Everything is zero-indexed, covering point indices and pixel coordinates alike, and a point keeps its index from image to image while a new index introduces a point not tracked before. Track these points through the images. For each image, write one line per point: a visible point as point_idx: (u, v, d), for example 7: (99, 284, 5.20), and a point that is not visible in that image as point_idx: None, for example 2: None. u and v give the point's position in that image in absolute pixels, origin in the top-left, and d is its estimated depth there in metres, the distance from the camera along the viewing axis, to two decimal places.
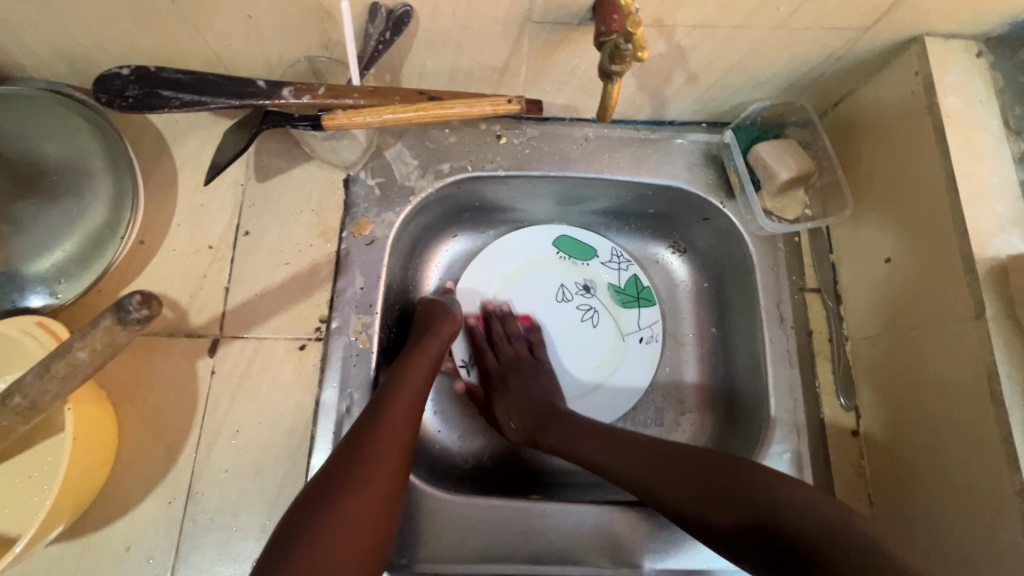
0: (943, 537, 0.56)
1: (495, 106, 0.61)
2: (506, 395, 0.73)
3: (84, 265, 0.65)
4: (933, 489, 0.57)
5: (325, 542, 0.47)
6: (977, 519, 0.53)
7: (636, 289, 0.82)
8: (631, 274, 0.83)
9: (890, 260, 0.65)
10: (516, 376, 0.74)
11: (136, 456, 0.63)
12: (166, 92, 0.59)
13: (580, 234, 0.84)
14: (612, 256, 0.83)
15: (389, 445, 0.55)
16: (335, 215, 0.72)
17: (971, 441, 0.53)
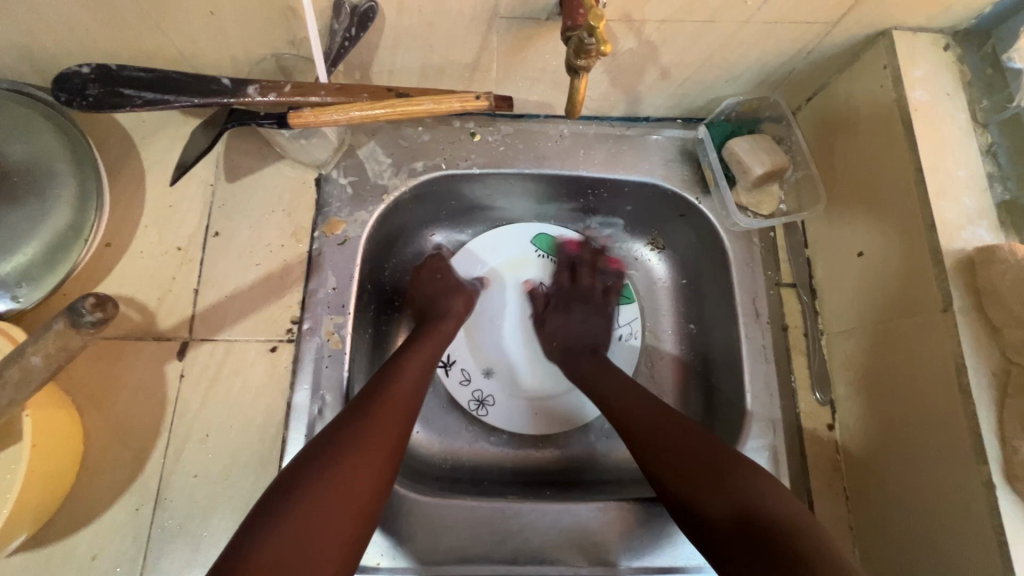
0: (917, 530, 0.56)
1: (463, 103, 0.61)
2: (564, 318, 0.78)
3: (48, 268, 0.63)
4: (907, 481, 0.57)
5: (299, 536, 0.46)
6: (948, 510, 0.53)
7: (614, 286, 0.82)
8: (609, 271, 0.83)
9: (863, 254, 0.65)
10: (582, 310, 0.78)
11: (103, 462, 0.61)
12: (127, 90, 0.58)
13: (559, 231, 0.84)
14: (590, 253, 0.83)
15: (380, 439, 0.54)
16: (306, 215, 0.71)
17: (942, 432, 0.53)
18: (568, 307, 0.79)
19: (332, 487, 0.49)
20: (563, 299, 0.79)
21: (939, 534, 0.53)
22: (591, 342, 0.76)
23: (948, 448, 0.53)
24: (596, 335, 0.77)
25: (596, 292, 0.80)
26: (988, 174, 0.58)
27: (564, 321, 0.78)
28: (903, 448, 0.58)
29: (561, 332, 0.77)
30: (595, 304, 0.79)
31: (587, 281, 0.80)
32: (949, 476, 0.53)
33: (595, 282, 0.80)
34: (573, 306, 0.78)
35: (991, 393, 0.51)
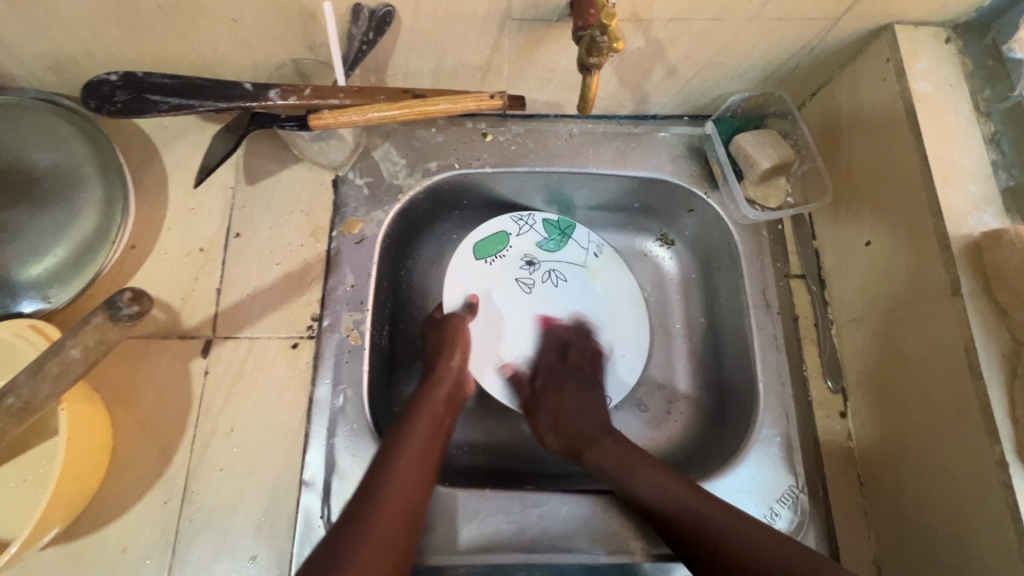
0: (934, 511, 0.56)
1: (478, 102, 0.63)
2: (562, 398, 0.72)
3: (76, 270, 0.65)
4: (922, 463, 0.58)
5: None
6: (964, 490, 0.53)
7: (556, 227, 0.83)
8: (540, 219, 0.83)
9: (870, 243, 0.66)
10: (574, 386, 0.73)
11: (131, 457, 0.63)
12: (154, 97, 0.60)
13: (482, 231, 0.81)
14: (518, 223, 0.83)
15: (402, 488, 0.56)
16: (325, 215, 0.73)
17: (957, 416, 0.54)
18: (560, 382, 0.73)
19: (359, 556, 0.50)
20: (551, 384, 0.73)
21: (955, 512, 0.54)
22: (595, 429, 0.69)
23: (963, 432, 0.53)
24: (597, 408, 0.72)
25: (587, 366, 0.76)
26: (992, 161, 0.59)
27: (565, 396, 0.72)
28: (917, 435, 0.59)
29: (559, 410, 0.71)
30: (586, 380, 0.74)
31: (580, 357, 0.76)
32: (966, 458, 0.53)
33: (583, 354, 0.77)
34: (568, 381, 0.73)
35: (1001, 373, 0.52)
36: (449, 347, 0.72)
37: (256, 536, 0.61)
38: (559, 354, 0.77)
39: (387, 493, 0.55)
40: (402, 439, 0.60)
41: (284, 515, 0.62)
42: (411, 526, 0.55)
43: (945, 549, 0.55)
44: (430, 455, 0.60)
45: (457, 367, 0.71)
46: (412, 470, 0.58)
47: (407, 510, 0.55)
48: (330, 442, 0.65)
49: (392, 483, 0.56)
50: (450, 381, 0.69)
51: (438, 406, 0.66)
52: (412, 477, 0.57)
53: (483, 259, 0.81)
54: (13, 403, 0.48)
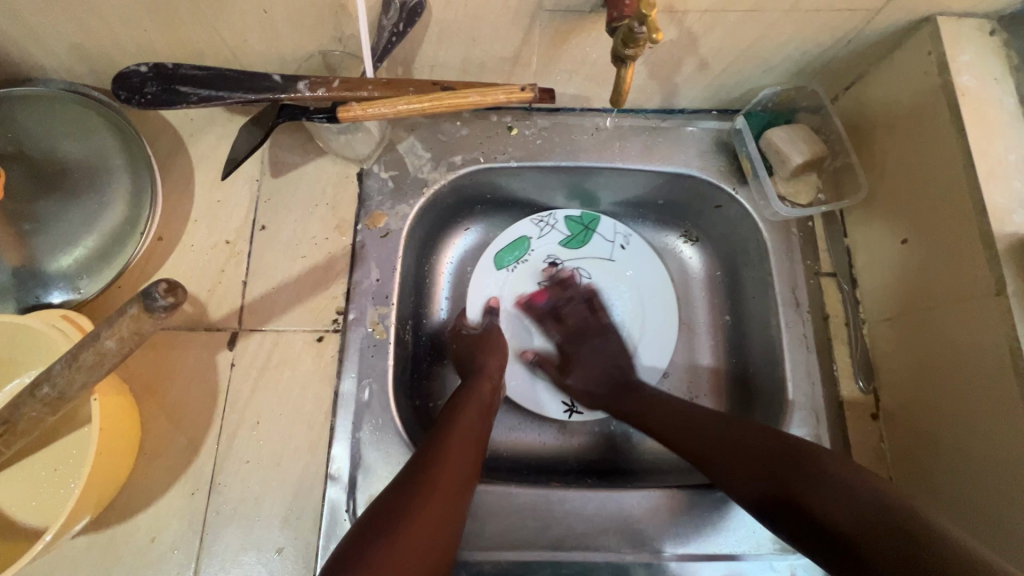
0: (971, 505, 0.56)
1: (508, 95, 0.62)
2: (584, 362, 0.76)
3: (104, 262, 0.66)
4: (959, 455, 0.57)
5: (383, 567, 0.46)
6: (1003, 480, 0.52)
7: (579, 225, 0.83)
8: (563, 218, 0.83)
9: (906, 241, 0.65)
10: (586, 343, 0.78)
11: (159, 448, 0.63)
12: (184, 88, 0.60)
13: (501, 240, 0.82)
14: (537, 225, 0.83)
15: (450, 469, 0.55)
16: (349, 209, 0.73)
17: (997, 403, 0.53)
18: (580, 349, 0.78)
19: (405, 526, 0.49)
20: (573, 347, 0.78)
21: (994, 503, 0.53)
22: (615, 368, 0.75)
23: (1002, 420, 0.53)
24: (618, 358, 0.77)
25: (591, 316, 0.80)
26: None
27: (586, 364, 0.76)
28: (953, 425, 0.58)
29: (590, 378, 0.75)
30: (597, 331, 0.79)
31: (575, 309, 0.80)
32: (1007, 449, 0.52)
33: (580, 307, 0.80)
34: (583, 347, 0.78)
35: None
36: (493, 348, 0.73)
37: (281, 529, 0.61)
38: (557, 316, 0.81)
39: (436, 472, 0.55)
40: (451, 427, 0.61)
41: (311, 507, 0.62)
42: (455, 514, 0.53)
43: (981, 535, 0.54)
44: (477, 442, 0.61)
45: (497, 364, 0.71)
46: (462, 454, 0.58)
47: (456, 490, 0.55)
48: (355, 436, 0.64)
49: (445, 463, 0.56)
50: (494, 378, 0.69)
51: (485, 399, 0.66)
52: (462, 458, 0.58)
53: (504, 269, 0.82)
54: (49, 392, 0.48)
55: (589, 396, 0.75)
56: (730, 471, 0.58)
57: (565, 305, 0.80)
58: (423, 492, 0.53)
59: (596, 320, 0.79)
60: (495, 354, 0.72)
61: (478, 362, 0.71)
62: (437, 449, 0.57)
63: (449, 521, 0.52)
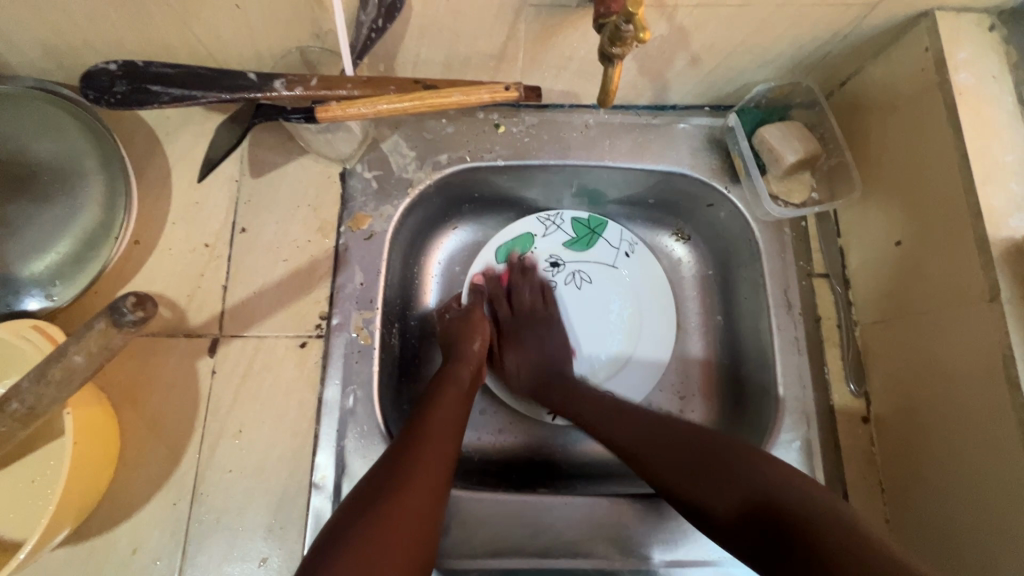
0: (964, 498, 0.55)
1: (493, 94, 0.59)
2: (519, 349, 0.75)
3: (79, 266, 0.64)
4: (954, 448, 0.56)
5: (362, 559, 0.44)
6: (994, 480, 0.52)
7: (585, 225, 0.82)
8: (571, 219, 0.82)
9: (900, 243, 0.63)
10: (531, 331, 0.76)
11: (139, 457, 0.62)
12: (155, 87, 0.58)
13: (505, 233, 0.81)
14: (543, 224, 0.82)
15: (432, 454, 0.55)
16: (332, 210, 0.71)
17: (992, 399, 0.52)
18: (519, 331, 0.77)
19: (387, 518, 0.48)
20: (516, 327, 0.78)
21: (985, 498, 0.53)
22: (552, 363, 0.74)
23: (993, 409, 0.52)
24: (559, 353, 0.75)
25: (540, 305, 0.79)
26: None
27: (523, 348, 0.75)
28: (944, 417, 0.57)
29: (522, 363, 0.75)
30: (541, 322, 0.78)
31: (530, 297, 0.79)
32: (1001, 448, 0.51)
33: (535, 288, 0.79)
34: (523, 331, 0.77)
35: None
36: (471, 333, 0.72)
37: (266, 538, 0.60)
38: (509, 303, 0.80)
39: (418, 461, 0.53)
40: (431, 415, 0.59)
41: (295, 517, 0.61)
42: (437, 501, 0.52)
43: (970, 540, 0.54)
44: (457, 427, 0.60)
45: (480, 351, 0.71)
46: (442, 439, 0.57)
47: (437, 474, 0.54)
48: (340, 445, 0.63)
49: (426, 448, 0.55)
50: (473, 364, 0.69)
51: (465, 384, 0.66)
52: (442, 440, 0.57)
53: (505, 263, 0.81)
54: (17, 408, 0.47)
55: (518, 378, 0.75)
56: (713, 496, 0.53)
57: (524, 288, 0.79)
58: (404, 478, 0.51)
59: (542, 309, 0.79)
60: (478, 336, 0.72)
61: (456, 350, 0.70)
62: (416, 434, 0.56)
63: (428, 508, 0.51)
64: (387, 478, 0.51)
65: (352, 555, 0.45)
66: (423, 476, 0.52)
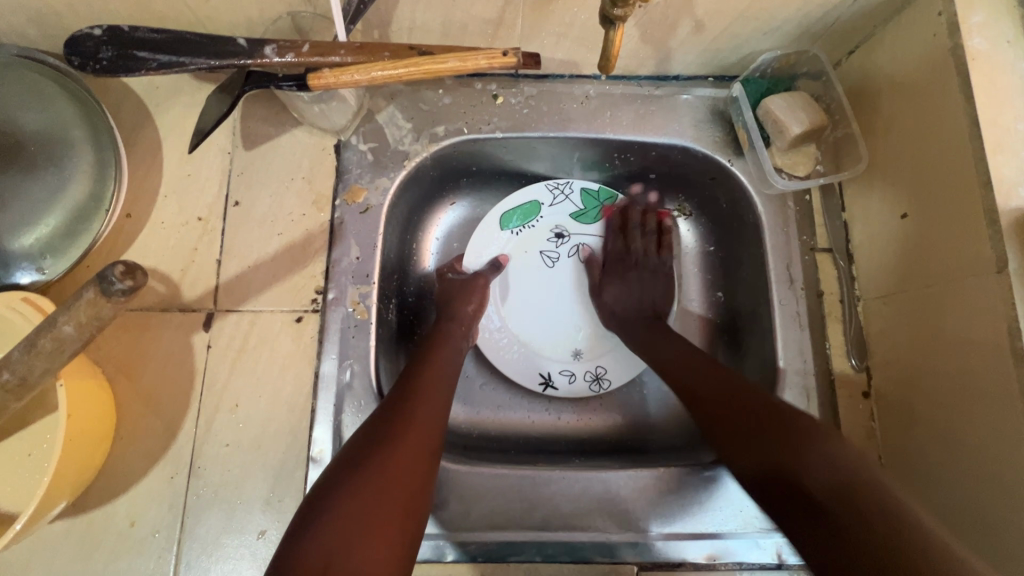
0: (967, 473, 0.54)
1: (490, 59, 0.57)
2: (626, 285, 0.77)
3: (70, 240, 0.63)
4: (957, 424, 0.56)
5: (351, 519, 0.44)
6: (996, 456, 0.51)
7: (594, 199, 0.80)
8: (580, 190, 0.80)
9: (906, 216, 0.62)
10: (635, 272, 0.77)
11: (135, 432, 0.62)
12: (141, 53, 0.56)
13: (512, 199, 0.79)
14: (551, 192, 0.80)
15: (421, 413, 0.54)
16: (327, 182, 0.69)
17: (995, 373, 0.51)
18: (627, 272, 0.78)
19: (375, 477, 0.47)
20: (614, 266, 0.78)
21: (995, 470, 0.52)
22: (653, 305, 0.76)
23: (997, 384, 0.51)
24: (654, 296, 0.76)
25: (652, 250, 0.79)
26: None
27: (622, 285, 0.77)
28: (947, 392, 0.57)
29: (623, 300, 0.76)
30: (660, 274, 0.78)
31: (644, 239, 0.79)
32: (1004, 422, 0.51)
33: (652, 236, 0.79)
34: (631, 271, 0.77)
35: None
36: (467, 295, 0.71)
37: (265, 511, 0.60)
38: (621, 239, 0.80)
39: (409, 421, 0.52)
40: (421, 376, 0.59)
41: (293, 490, 0.61)
42: (431, 461, 0.51)
43: (970, 514, 0.54)
44: (446, 387, 0.59)
45: (474, 314, 0.70)
46: (431, 400, 0.56)
47: (427, 434, 0.52)
48: (337, 419, 0.63)
49: (416, 409, 0.54)
50: (465, 325, 0.69)
51: (456, 344, 0.66)
52: (431, 401, 0.56)
53: (509, 230, 0.79)
54: (8, 379, 0.46)
55: (609, 313, 0.76)
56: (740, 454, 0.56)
57: (640, 230, 0.79)
58: (394, 438, 0.50)
59: (655, 254, 0.79)
60: (474, 299, 0.71)
61: (449, 310, 0.69)
62: (405, 396, 0.55)
63: (421, 466, 0.50)
64: (376, 438, 0.51)
65: (340, 515, 0.44)
66: (415, 434, 0.52)
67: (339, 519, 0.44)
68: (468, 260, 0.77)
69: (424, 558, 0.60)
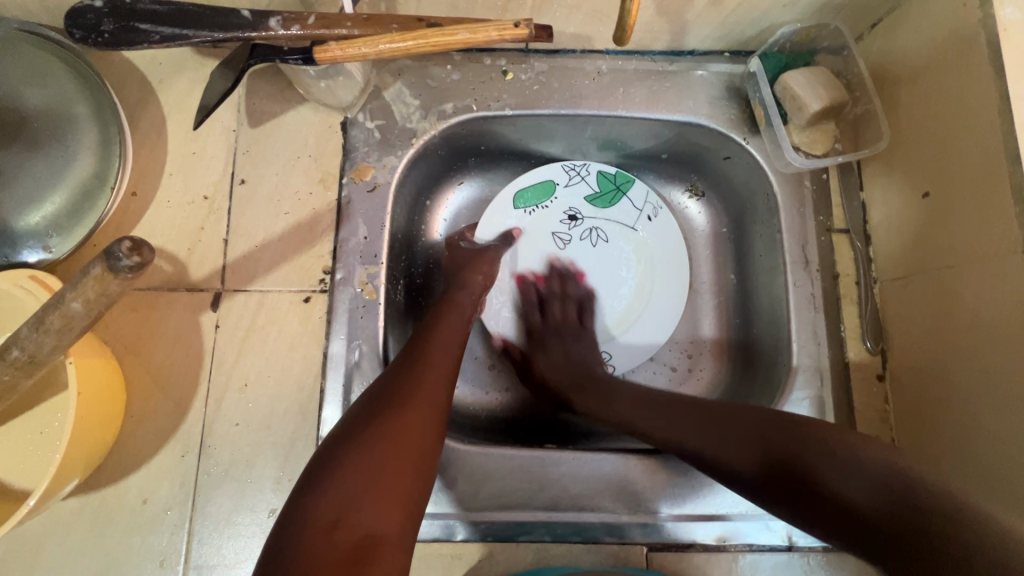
0: (982, 455, 0.54)
1: (501, 31, 0.55)
2: (550, 355, 0.71)
3: (76, 218, 0.62)
4: (972, 407, 0.55)
5: (362, 476, 0.44)
6: (1014, 438, 0.51)
7: (611, 182, 0.79)
8: (597, 173, 0.79)
9: (929, 195, 0.60)
10: (559, 338, 0.72)
11: (145, 411, 0.62)
12: (143, 25, 0.54)
13: (529, 177, 0.78)
14: (568, 173, 0.78)
15: (433, 374, 0.53)
16: (334, 160, 0.68)
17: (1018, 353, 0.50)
18: (548, 340, 0.72)
19: (385, 435, 0.47)
20: (543, 333, 0.73)
21: (1008, 452, 0.51)
22: (586, 364, 0.70)
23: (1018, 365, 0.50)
24: (588, 356, 0.71)
25: (573, 317, 0.74)
26: None
27: (550, 354, 0.71)
28: (966, 377, 0.55)
29: (555, 367, 0.70)
30: (574, 332, 0.73)
31: (564, 308, 0.74)
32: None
33: (568, 301, 0.75)
34: (553, 338, 0.72)
35: None
36: (475, 266, 0.71)
37: (275, 490, 0.61)
38: (541, 311, 0.75)
39: (420, 382, 0.52)
40: (430, 342, 0.58)
41: (302, 470, 0.61)
42: (441, 421, 0.51)
43: None
44: (455, 351, 0.58)
45: (483, 283, 0.69)
46: (442, 363, 0.55)
47: (438, 395, 0.52)
48: (346, 400, 0.63)
49: (427, 371, 0.54)
50: (474, 294, 0.68)
51: (465, 311, 0.65)
52: (441, 364, 0.55)
53: (522, 208, 0.78)
54: (18, 356, 0.46)
55: (551, 384, 0.70)
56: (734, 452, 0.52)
57: (557, 299, 0.75)
58: (404, 399, 0.50)
59: (575, 324, 0.74)
60: (482, 270, 0.70)
61: (459, 280, 0.69)
62: (415, 359, 0.55)
63: (432, 425, 0.50)
64: (386, 397, 0.50)
65: (350, 473, 0.44)
66: (424, 395, 0.51)
67: (347, 476, 0.44)
68: (480, 231, 0.76)
69: (434, 537, 0.60)
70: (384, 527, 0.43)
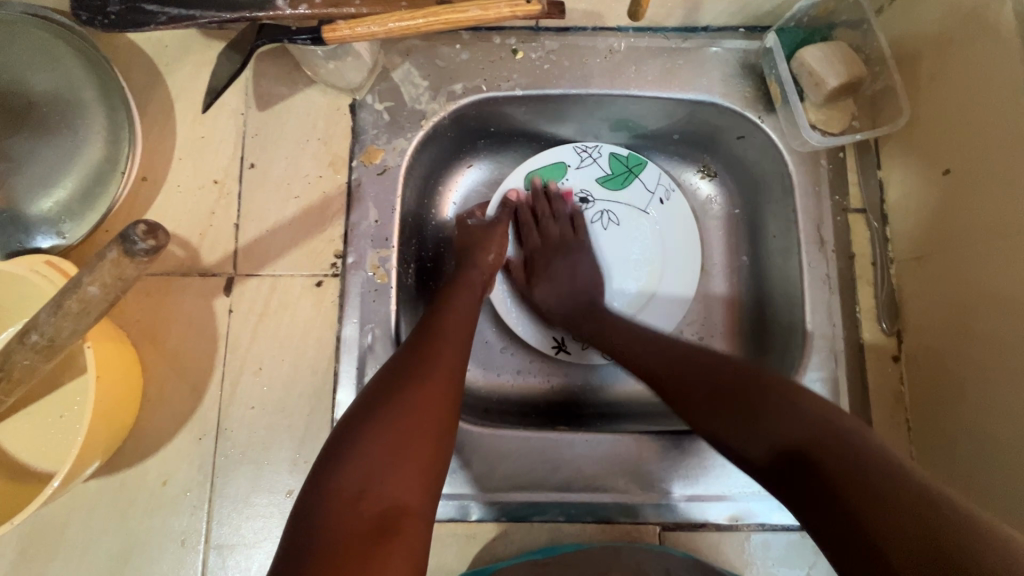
0: (998, 435, 0.53)
1: (513, 8, 0.54)
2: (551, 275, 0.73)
3: (87, 203, 0.62)
4: (989, 387, 0.54)
5: (382, 449, 0.44)
6: None
7: (622, 164, 0.78)
8: (608, 155, 0.78)
9: (949, 171, 0.59)
10: (562, 257, 0.74)
11: (162, 394, 0.62)
12: (150, 6, 0.54)
13: (539, 159, 0.77)
14: (579, 154, 0.78)
15: (448, 348, 0.54)
16: (343, 143, 0.67)
17: None
18: (548, 260, 0.74)
19: (403, 409, 0.47)
20: (543, 256, 0.75)
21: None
22: (587, 294, 0.71)
23: None
24: (587, 284, 0.72)
25: (570, 235, 0.75)
26: None
27: (551, 274, 0.73)
28: (983, 357, 0.55)
29: (553, 295, 0.72)
30: (574, 252, 0.74)
31: (558, 225, 0.76)
32: None
33: (560, 219, 0.76)
34: (554, 259, 0.74)
35: None
36: (486, 243, 0.71)
37: (291, 471, 0.61)
38: (534, 228, 0.76)
39: (435, 356, 0.52)
40: (444, 317, 0.58)
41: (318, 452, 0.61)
42: (458, 393, 0.51)
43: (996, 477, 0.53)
44: (468, 326, 0.59)
45: (494, 261, 0.70)
46: (456, 338, 0.56)
47: (453, 368, 0.52)
48: (360, 382, 0.63)
49: (441, 345, 0.54)
50: (487, 272, 0.68)
51: (476, 287, 0.65)
52: (455, 338, 0.56)
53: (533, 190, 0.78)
54: (38, 339, 0.46)
55: (553, 311, 0.72)
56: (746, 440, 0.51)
57: (550, 218, 0.76)
58: (419, 372, 0.50)
59: (573, 239, 0.75)
60: (494, 248, 0.70)
61: (471, 258, 0.69)
62: (429, 333, 0.55)
63: (449, 397, 0.50)
64: (402, 371, 0.51)
65: (371, 445, 0.44)
66: (440, 368, 0.51)
67: (367, 448, 0.44)
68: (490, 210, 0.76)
69: (449, 517, 0.61)
70: (406, 498, 0.43)
